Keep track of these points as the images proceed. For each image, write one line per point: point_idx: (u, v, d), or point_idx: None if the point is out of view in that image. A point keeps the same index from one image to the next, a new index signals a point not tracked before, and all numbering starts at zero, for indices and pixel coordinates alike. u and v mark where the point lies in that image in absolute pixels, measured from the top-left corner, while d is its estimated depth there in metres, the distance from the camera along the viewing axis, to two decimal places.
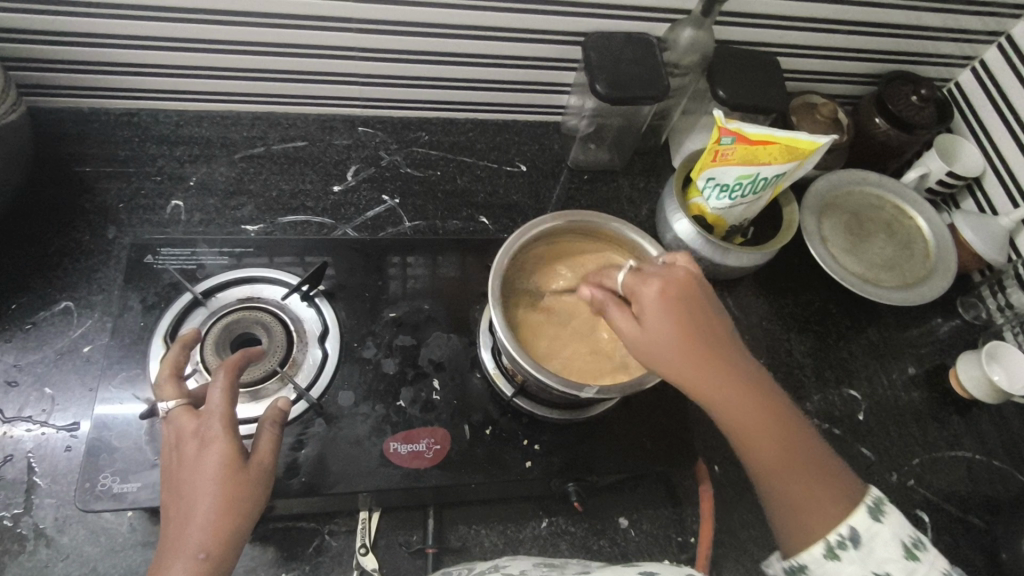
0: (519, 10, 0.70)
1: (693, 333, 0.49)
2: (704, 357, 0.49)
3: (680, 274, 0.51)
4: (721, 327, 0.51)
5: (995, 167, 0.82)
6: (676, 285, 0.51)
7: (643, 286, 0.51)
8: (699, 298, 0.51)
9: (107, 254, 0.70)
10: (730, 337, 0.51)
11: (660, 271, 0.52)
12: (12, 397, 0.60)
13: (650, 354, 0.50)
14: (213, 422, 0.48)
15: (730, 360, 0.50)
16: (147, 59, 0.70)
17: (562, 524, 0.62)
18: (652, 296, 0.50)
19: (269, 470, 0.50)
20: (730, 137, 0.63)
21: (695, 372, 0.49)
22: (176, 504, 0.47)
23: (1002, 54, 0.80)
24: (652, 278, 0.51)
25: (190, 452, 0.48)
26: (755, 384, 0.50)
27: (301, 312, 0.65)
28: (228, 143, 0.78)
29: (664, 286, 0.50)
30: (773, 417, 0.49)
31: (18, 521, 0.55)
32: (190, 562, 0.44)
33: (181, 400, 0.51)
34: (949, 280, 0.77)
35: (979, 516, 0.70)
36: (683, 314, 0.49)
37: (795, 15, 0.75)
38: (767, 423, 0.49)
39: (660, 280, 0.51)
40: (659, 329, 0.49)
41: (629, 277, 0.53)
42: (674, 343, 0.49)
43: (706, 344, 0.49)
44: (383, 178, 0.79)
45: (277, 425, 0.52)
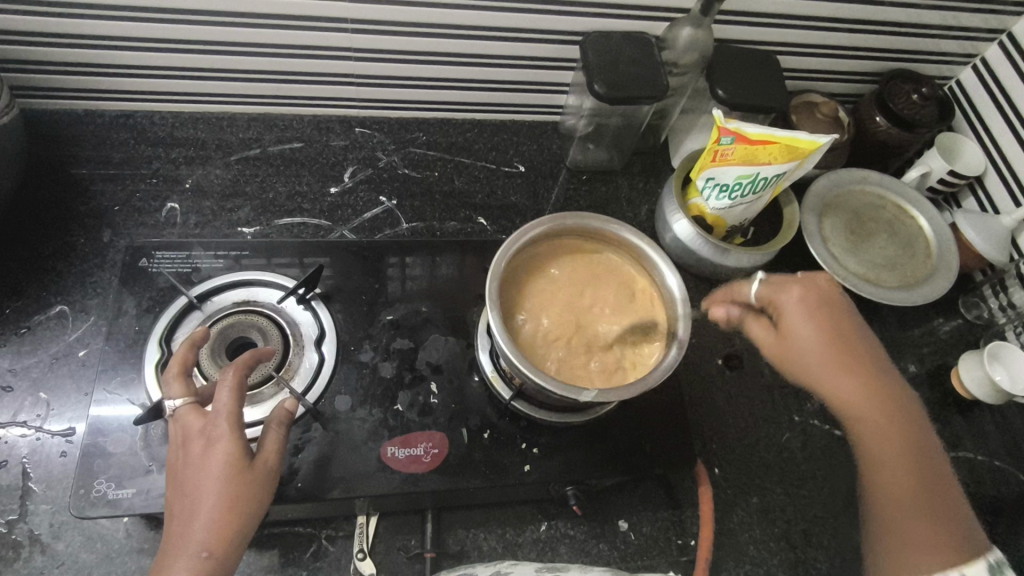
0: (516, 9, 0.69)
1: (841, 343, 0.56)
2: (846, 365, 0.55)
3: (822, 283, 0.59)
4: (870, 343, 0.57)
5: (997, 165, 0.81)
6: (824, 297, 0.58)
7: (783, 294, 0.58)
8: (845, 313, 0.58)
9: (102, 257, 0.69)
10: (874, 350, 0.57)
11: (804, 278, 0.59)
12: (8, 402, 0.60)
13: (798, 357, 0.56)
14: (218, 421, 0.48)
15: (870, 371, 0.56)
16: (141, 61, 0.70)
17: (561, 527, 0.62)
18: (794, 304, 0.57)
19: (273, 470, 0.49)
20: (729, 137, 0.62)
21: (842, 379, 0.55)
22: (180, 503, 0.46)
23: (1004, 51, 0.79)
24: (794, 283, 0.58)
25: (195, 451, 0.48)
26: (886, 397, 0.55)
27: (298, 316, 0.65)
28: (224, 145, 0.78)
29: (804, 293, 0.58)
30: (906, 441, 0.54)
31: (13, 527, 0.55)
32: (193, 561, 0.44)
33: (189, 399, 0.51)
34: (950, 280, 0.76)
35: (982, 517, 0.69)
36: (827, 320, 0.57)
37: (795, 13, 0.75)
38: (892, 435, 0.54)
39: (802, 287, 0.58)
40: (801, 333, 0.56)
41: (764, 287, 0.59)
42: (830, 353, 0.56)
43: (858, 354, 0.56)
44: (380, 180, 0.79)
45: (283, 426, 0.52)
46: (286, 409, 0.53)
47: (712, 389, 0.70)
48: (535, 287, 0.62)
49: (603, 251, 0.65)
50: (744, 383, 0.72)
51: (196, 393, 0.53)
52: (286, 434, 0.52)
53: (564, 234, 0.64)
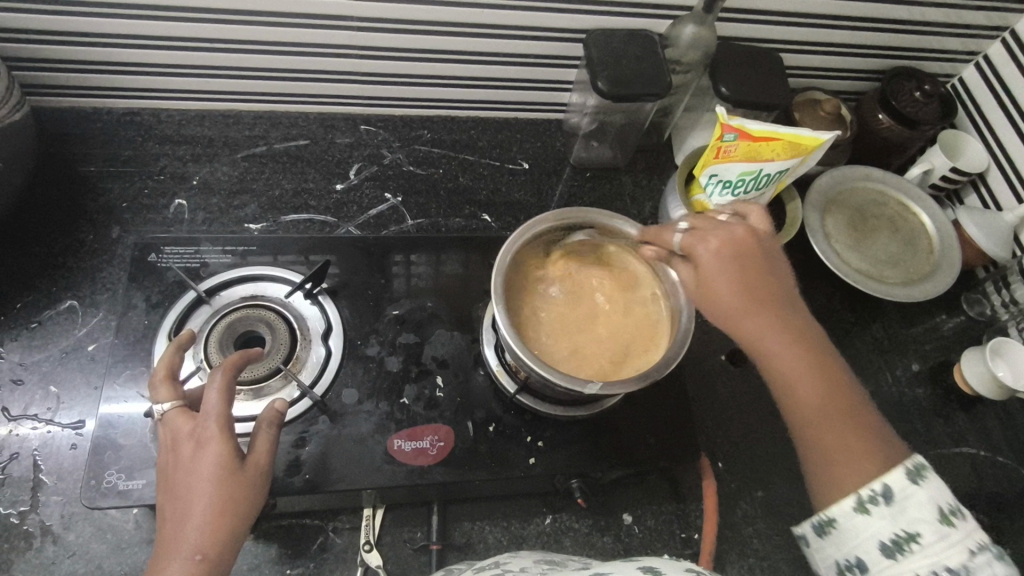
0: (520, 7, 0.70)
1: (750, 284, 0.50)
2: (753, 304, 0.49)
3: (739, 229, 0.52)
4: (780, 274, 0.52)
5: (999, 162, 0.82)
6: (734, 240, 0.51)
7: (699, 242, 0.51)
8: (758, 248, 0.51)
9: (111, 252, 0.70)
10: (783, 279, 0.52)
11: (718, 226, 0.52)
12: (19, 395, 0.60)
13: (707, 290, 0.51)
14: (208, 423, 0.49)
15: (778, 305, 0.50)
16: (149, 59, 0.71)
17: (566, 520, 0.62)
18: (708, 252, 0.51)
19: (265, 472, 0.50)
20: (733, 134, 0.62)
21: (752, 316, 0.49)
22: (172, 506, 0.47)
23: (1007, 48, 0.80)
24: (710, 232, 0.52)
25: (185, 454, 0.48)
26: (795, 327, 0.49)
27: (305, 311, 0.65)
28: (230, 142, 0.78)
29: (721, 239, 0.51)
30: (823, 370, 0.48)
31: (25, 518, 0.55)
32: (186, 564, 0.44)
33: (177, 403, 0.51)
34: (953, 276, 0.76)
35: (985, 512, 0.69)
36: (738, 262, 0.50)
37: (797, 11, 0.75)
38: (806, 363, 0.48)
39: (717, 236, 0.51)
40: (714, 280, 0.50)
41: (685, 233, 0.53)
42: (743, 298, 0.49)
43: (762, 280, 0.50)
44: (386, 176, 0.79)
45: (274, 427, 0.52)
46: (276, 410, 0.52)
47: (716, 384, 0.71)
48: (538, 282, 0.62)
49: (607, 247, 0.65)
50: (748, 378, 0.72)
51: (183, 396, 0.53)
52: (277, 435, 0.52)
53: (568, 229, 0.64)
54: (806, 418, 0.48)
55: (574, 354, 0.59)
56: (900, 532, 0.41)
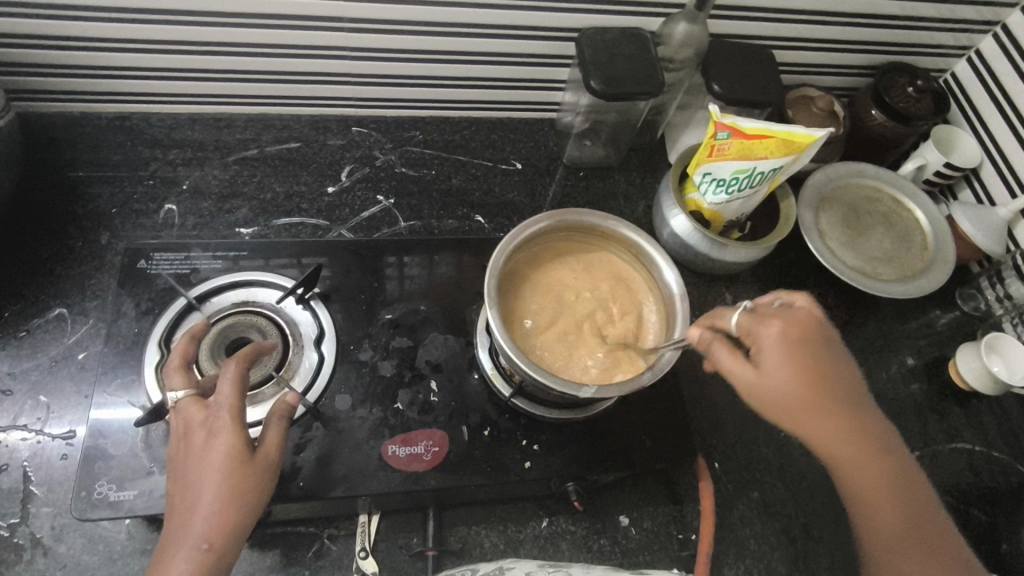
0: (513, 7, 0.69)
1: (819, 382, 0.50)
2: (826, 408, 0.50)
3: (802, 318, 0.52)
4: (845, 373, 0.52)
5: (992, 157, 0.82)
6: (801, 333, 0.51)
7: (761, 335, 0.51)
8: (824, 344, 0.51)
9: (101, 259, 0.69)
10: (850, 377, 0.52)
11: (782, 312, 0.52)
12: (8, 406, 0.60)
13: (770, 397, 0.50)
14: (220, 413, 0.48)
15: (847, 409, 0.51)
16: (138, 63, 0.70)
17: (562, 524, 0.62)
18: (777, 345, 0.50)
19: (274, 464, 0.49)
20: (726, 133, 0.62)
21: (825, 423, 0.50)
22: (180, 495, 0.47)
23: (999, 43, 0.80)
24: (773, 319, 0.51)
25: (196, 442, 0.48)
26: (869, 429, 0.52)
27: (297, 316, 0.65)
28: (221, 145, 0.78)
29: (787, 330, 0.51)
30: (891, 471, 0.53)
31: (15, 531, 0.55)
32: (192, 553, 0.44)
33: (191, 391, 0.51)
34: (947, 274, 0.76)
35: (980, 507, 0.69)
36: (806, 358, 0.50)
37: (790, 7, 0.75)
38: (877, 467, 0.52)
39: (780, 329, 0.50)
40: (782, 379, 0.49)
41: (745, 317, 0.52)
42: (809, 405, 0.50)
43: (828, 384, 0.50)
44: (378, 178, 0.79)
45: (284, 420, 0.52)
46: (288, 402, 0.53)
47: (711, 384, 0.71)
48: (532, 287, 0.62)
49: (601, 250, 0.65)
50: None
51: (196, 384, 0.53)
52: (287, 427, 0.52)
53: (561, 232, 0.64)
54: (875, 526, 0.53)
55: (540, 327, 0.60)
56: None
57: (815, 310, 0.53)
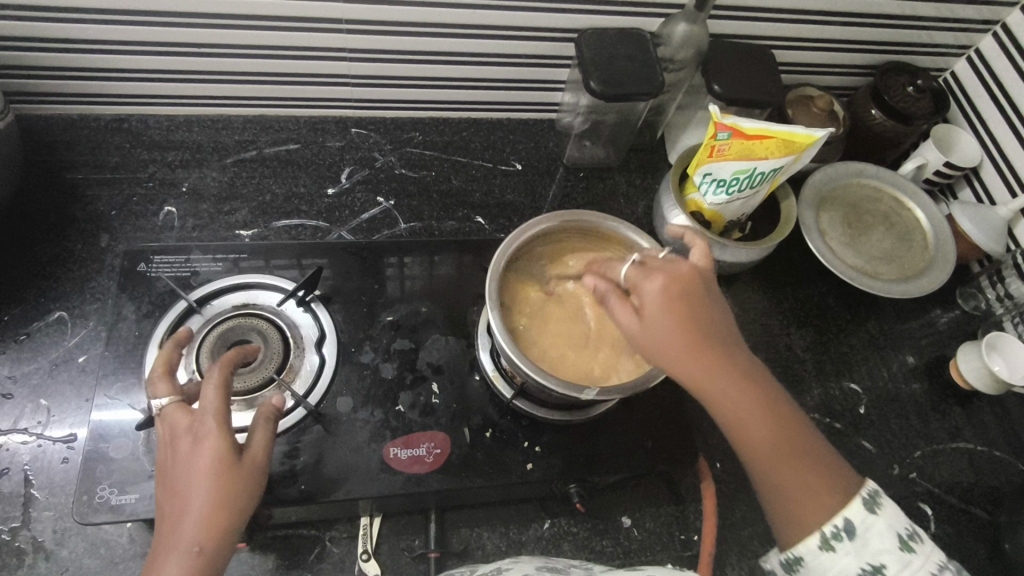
0: (509, 7, 0.69)
1: (695, 327, 0.49)
2: (701, 349, 0.48)
3: (682, 270, 0.51)
4: (717, 314, 0.50)
5: (992, 157, 0.82)
6: (678, 281, 0.50)
7: (644, 281, 0.50)
8: (703, 292, 0.50)
9: (100, 262, 0.69)
10: (721, 320, 0.50)
11: (664, 266, 0.51)
12: (8, 409, 0.60)
13: (645, 340, 0.49)
14: (206, 418, 0.48)
15: (715, 343, 0.49)
16: (135, 65, 0.70)
17: (565, 525, 0.62)
18: (653, 292, 0.49)
19: (262, 467, 0.49)
20: (726, 133, 0.63)
21: (694, 360, 0.48)
22: (170, 500, 0.46)
23: (998, 43, 0.80)
24: (653, 272, 0.51)
25: (183, 448, 0.47)
26: (744, 366, 0.49)
27: (298, 318, 0.65)
28: (220, 147, 0.77)
29: (666, 282, 0.50)
30: (772, 409, 0.48)
31: (16, 535, 0.55)
32: (184, 556, 0.44)
33: (174, 399, 0.51)
34: (948, 271, 0.76)
35: (982, 506, 0.69)
36: (677, 298, 0.49)
37: (789, 7, 0.75)
38: (753, 407, 0.48)
39: (662, 274, 0.50)
40: (659, 322, 0.49)
41: (632, 269, 0.52)
42: (677, 339, 0.48)
43: (696, 321, 0.49)
44: (377, 180, 0.79)
45: (271, 423, 0.51)
46: (274, 404, 0.52)
47: None
48: (535, 288, 0.62)
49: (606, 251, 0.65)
50: None
51: (181, 391, 0.53)
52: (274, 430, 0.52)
53: (567, 234, 0.64)
54: (766, 471, 0.48)
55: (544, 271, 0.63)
56: (866, 565, 0.44)
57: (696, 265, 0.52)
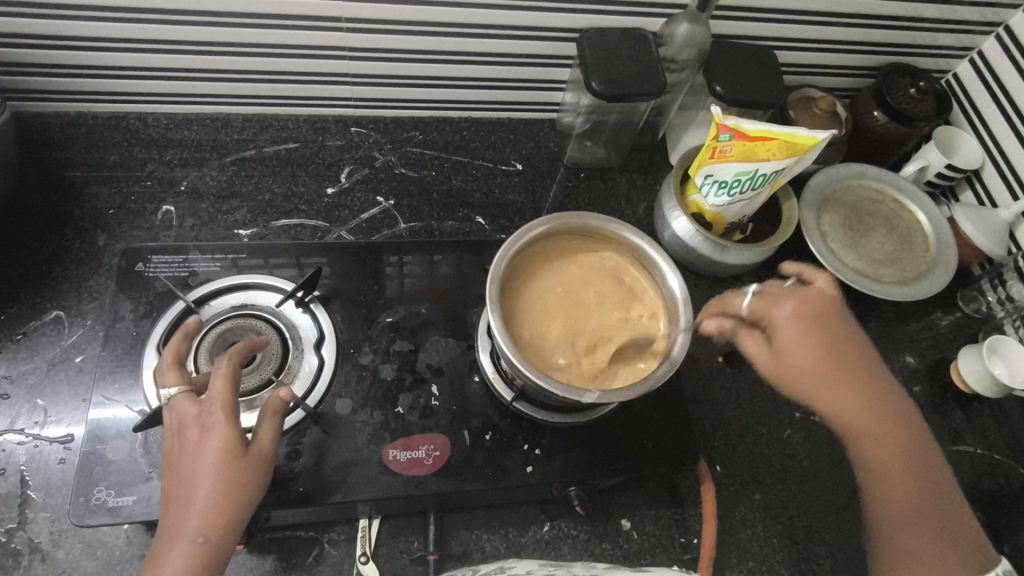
0: (510, 7, 0.68)
1: (830, 357, 0.63)
2: (835, 374, 0.63)
3: (816, 296, 0.67)
4: (866, 361, 0.64)
5: (994, 159, 0.81)
6: (813, 306, 0.66)
7: (778, 307, 0.66)
8: (835, 329, 0.65)
9: (98, 261, 0.68)
10: (863, 363, 0.64)
11: (796, 292, 0.67)
12: (5, 409, 0.59)
13: (783, 361, 0.64)
14: (213, 408, 0.48)
15: (858, 381, 0.63)
16: (134, 62, 0.69)
17: (564, 527, 0.62)
18: (787, 318, 0.65)
19: (268, 459, 0.49)
20: (728, 134, 0.62)
21: (834, 392, 0.63)
22: (176, 490, 0.46)
23: (1001, 44, 0.79)
24: (788, 299, 0.66)
25: (190, 439, 0.47)
26: (882, 406, 0.62)
27: (297, 319, 0.64)
28: (219, 146, 0.77)
29: (798, 304, 0.66)
30: (905, 443, 0.60)
31: (13, 536, 0.54)
32: (188, 547, 0.44)
33: (183, 387, 0.50)
34: (949, 275, 0.76)
35: (982, 510, 0.69)
36: (816, 334, 0.64)
37: (791, 8, 0.74)
38: (898, 453, 0.60)
39: (793, 304, 0.66)
40: (796, 345, 0.64)
41: (757, 301, 0.67)
42: (817, 364, 0.63)
43: (836, 355, 0.64)
44: (377, 179, 0.78)
45: (279, 416, 0.51)
46: (282, 397, 0.52)
47: (713, 386, 0.70)
48: (534, 288, 0.61)
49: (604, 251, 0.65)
50: (748, 380, 0.71)
51: (191, 381, 0.52)
52: (280, 423, 0.51)
53: (566, 233, 0.64)
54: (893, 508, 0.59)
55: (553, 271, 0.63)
56: None
57: (829, 295, 0.68)
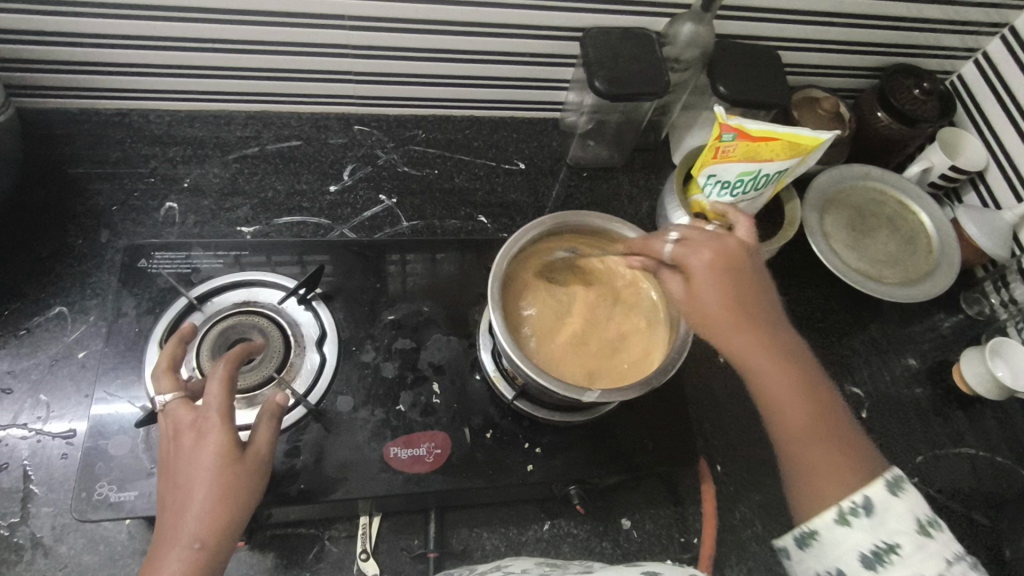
0: (512, 6, 0.68)
1: (732, 292, 0.50)
2: (744, 323, 0.50)
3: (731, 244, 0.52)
4: (764, 283, 0.52)
5: (998, 161, 0.81)
6: (728, 256, 0.51)
7: (689, 251, 0.52)
8: (743, 255, 0.52)
9: (101, 257, 0.69)
10: (764, 286, 0.52)
11: (712, 238, 0.52)
12: (8, 404, 0.59)
13: (692, 304, 0.52)
14: (209, 414, 0.48)
15: (758, 310, 0.51)
16: (137, 59, 0.69)
17: (565, 526, 0.62)
18: (702, 264, 0.51)
19: (264, 463, 0.49)
20: (731, 133, 0.61)
21: (742, 331, 0.50)
22: (171, 495, 0.46)
23: (1006, 45, 0.79)
24: (700, 241, 0.52)
25: (186, 444, 0.47)
26: (775, 330, 0.51)
27: (299, 317, 0.64)
28: (222, 143, 0.77)
29: (713, 251, 0.51)
30: (808, 383, 0.49)
31: (15, 530, 0.55)
32: (185, 552, 0.44)
33: (178, 393, 0.50)
34: (953, 276, 0.76)
35: (983, 512, 0.69)
36: (725, 271, 0.51)
37: (795, 8, 0.74)
38: (794, 379, 0.49)
39: (710, 249, 0.51)
40: (707, 292, 0.51)
41: (677, 245, 0.53)
42: (721, 303, 0.50)
43: (742, 289, 0.51)
44: (380, 177, 0.78)
45: (275, 420, 0.51)
46: (277, 402, 0.52)
47: (714, 387, 0.70)
48: (533, 290, 0.61)
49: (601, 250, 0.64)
50: None
51: (185, 387, 0.52)
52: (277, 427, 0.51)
53: (560, 233, 0.63)
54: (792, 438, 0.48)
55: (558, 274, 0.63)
56: (880, 542, 0.41)
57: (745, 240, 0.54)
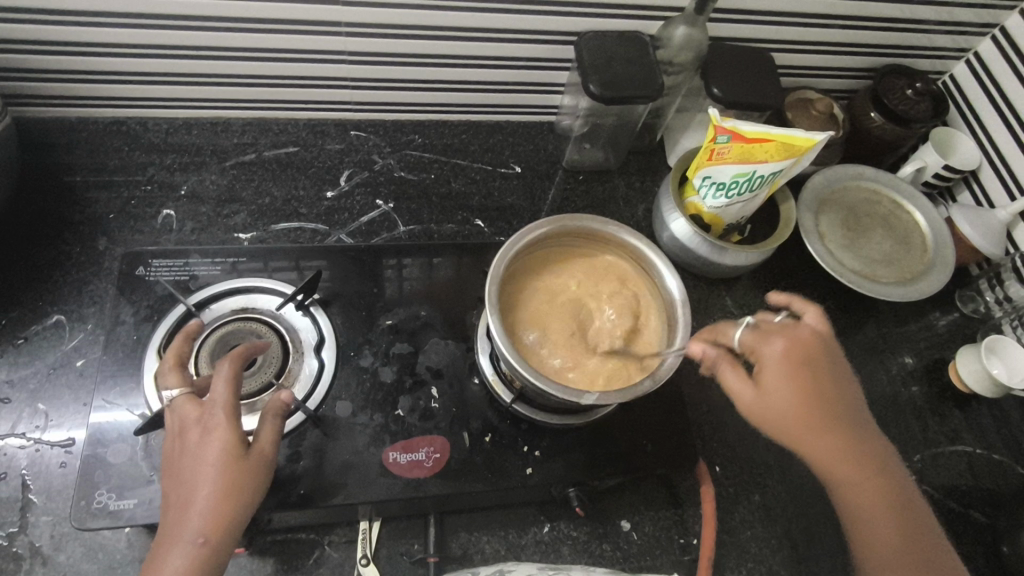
0: (508, 10, 0.69)
1: (811, 400, 0.54)
2: (823, 429, 0.54)
3: (804, 338, 0.56)
4: (840, 386, 0.56)
5: (990, 159, 0.82)
6: (801, 355, 0.55)
7: (765, 348, 0.56)
8: (822, 361, 0.56)
9: (98, 265, 0.69)
10: (843, 392, 0.56)
11: (783, 330, 0.57)
12: (6, 413, 0.59)
13: (766, 412, 0.54)
14: (215, 411, 0.48)
15: (838, 417, 0.55)
16: (135, 68, 0.70)
17: (564, 529, 0.62)
18: (778, 369, 0.55)
19: (270, 461, 0.49)
20: (726, 136, 0.63)
21: (821, 439, 0.53)
22: (176, 491, 0.46)
23: (997, 45, 0.79)
24: (774, 338, 0.56)
25: (192, 440, 0.48)
26: (855, 438, 0.55)
27: (297, 322, 0.64)
28: (219, 150, 0.77)
29: (787, 344, 0.56)
30: (883, 487, 0.54)
31: (14, 540, 0.54)
32: (188, 548, 0.44)
33: (185, 389, 0.51)
34: (947, 275, 0.76)
35: (981, 510, 0.69)
36: (805, 378, 0.54)
37: (788, 10, 0.75)
38: (873, 484, 0.54)
39: (782, 343, 0.56)
40: (786, 398, 0.54)
41: (747, 336, 0.57)
42: (800, 411, 0.53)
43: (824, 398, 0.54)
44: (377, 183, 0.79)
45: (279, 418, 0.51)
46: (283, 400, 0.52)
47: (713, 388, 0.71)
48: (526, 303, 0.61)
49: (585, 256, 0.65)
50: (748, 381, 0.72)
51: (192, 383, 0.53)
52: (281, 425, 0.51)
53: (541, 246, 0.63)
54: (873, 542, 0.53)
55: (545, 279, 0.63)
56: None
57: (811, 330, 0.58)
